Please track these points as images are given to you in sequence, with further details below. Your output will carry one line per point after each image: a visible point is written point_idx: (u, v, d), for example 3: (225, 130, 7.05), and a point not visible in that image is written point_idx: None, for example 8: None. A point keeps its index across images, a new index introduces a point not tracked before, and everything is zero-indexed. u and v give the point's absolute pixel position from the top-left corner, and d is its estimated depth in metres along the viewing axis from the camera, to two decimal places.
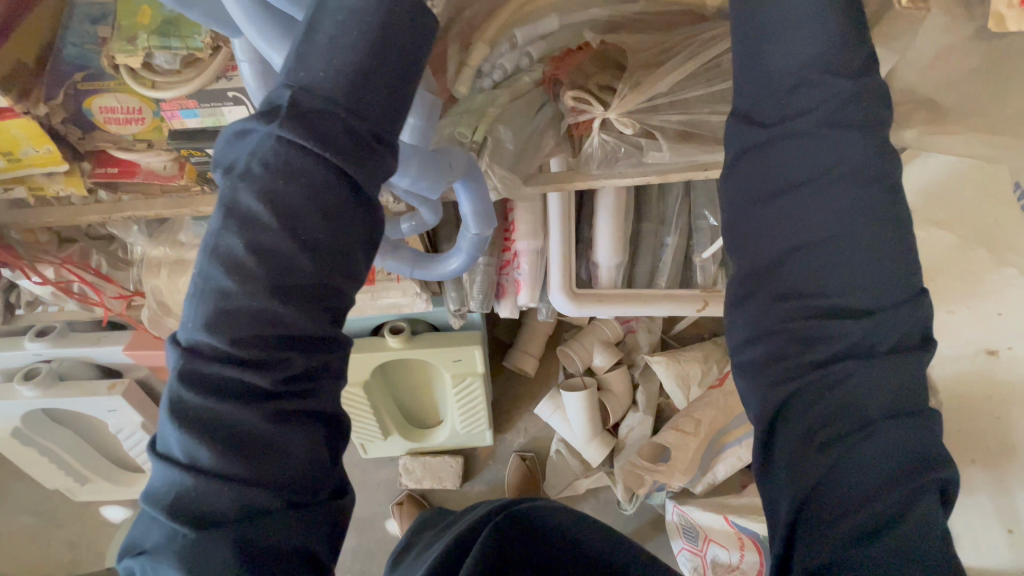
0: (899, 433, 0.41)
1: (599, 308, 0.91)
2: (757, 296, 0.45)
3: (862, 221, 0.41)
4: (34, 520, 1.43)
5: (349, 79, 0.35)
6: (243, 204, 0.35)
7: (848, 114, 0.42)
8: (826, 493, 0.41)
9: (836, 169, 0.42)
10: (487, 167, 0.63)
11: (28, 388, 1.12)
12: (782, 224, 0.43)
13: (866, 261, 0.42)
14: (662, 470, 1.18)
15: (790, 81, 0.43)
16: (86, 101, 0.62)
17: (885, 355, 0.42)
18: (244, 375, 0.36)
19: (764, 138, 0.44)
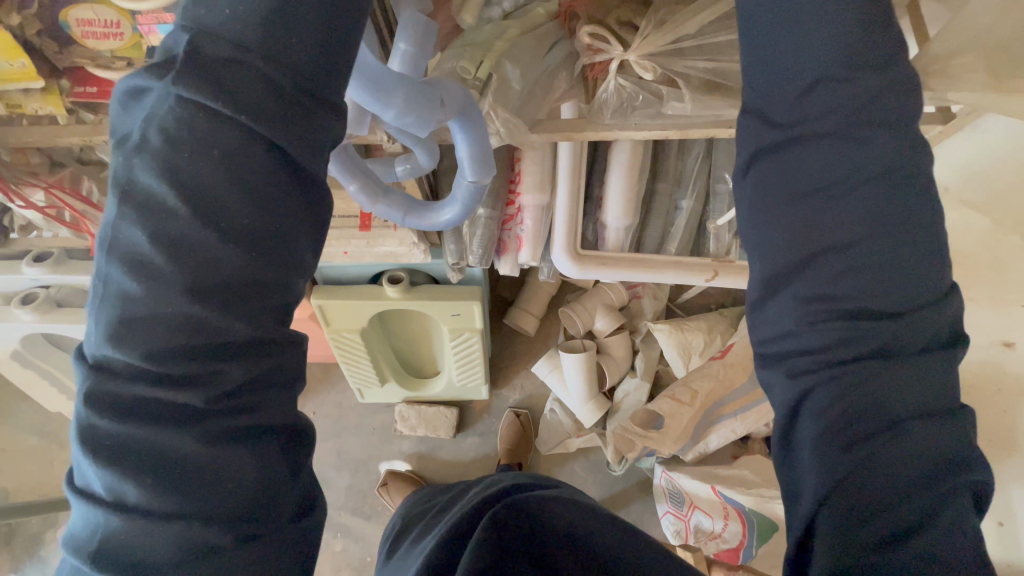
0: (930, 433, 0.38)
1: (603, 271, 0.87)
2: (779, 296, 0.40)
3: (903, 207, 0.37)
4: (40, 440, 1.48)
5: (262, 13, 0.30)
6: (148, 189, 0.29)
7: (879, 98, 0.37)
8: (853, 499, 0.37)
9: (861, 176, 0.37)
10: (490, 107, 0.56)
11: (27, 312, 1.13)
12: (802, 232, 0.38)
13: (902, 255, 0.38)
14: (653, 437, 1.17)
15: (831, 32, 0.37)
16: (65, 12, 0.58)
17: (915, 355, 0.38)
18: (161, 393, 0.30)
19: (778, 139, 0.39)
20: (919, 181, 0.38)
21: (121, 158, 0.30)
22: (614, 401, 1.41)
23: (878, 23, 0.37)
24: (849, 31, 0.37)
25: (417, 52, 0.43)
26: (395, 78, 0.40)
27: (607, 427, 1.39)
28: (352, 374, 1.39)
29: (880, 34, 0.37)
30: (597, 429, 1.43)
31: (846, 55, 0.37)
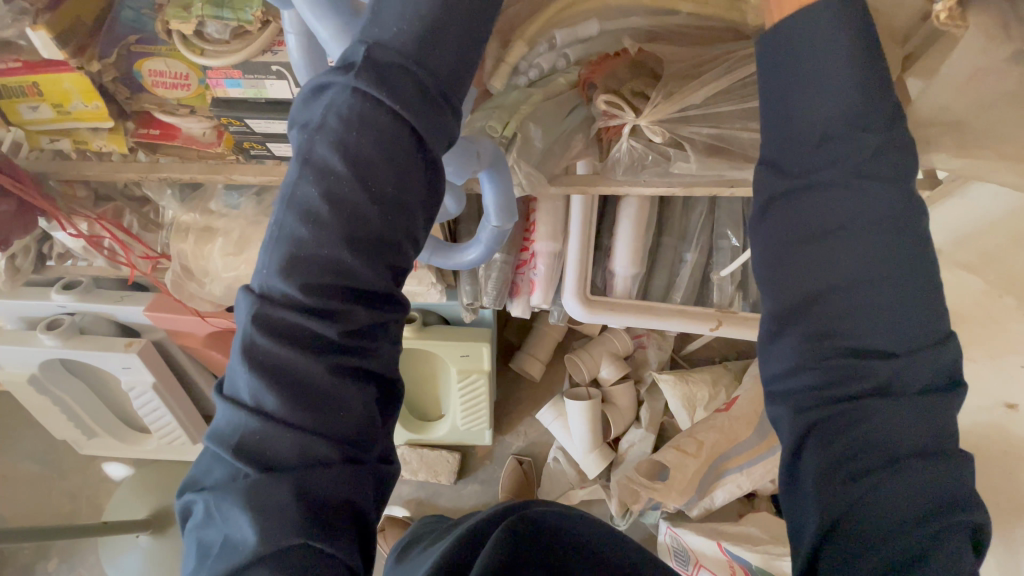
0: (928, 472, 0.40)
1: (611, 317, 0.91)
2: (790, 334, 0.43)
3: (898, 271, 0.41)
4: (40, 468, 1.48)
5: (418, 36, 0.36)
6: (323, 157, 0.36)
7: (868, 170, 0.41)
8: (859, 526, 0.40)
9: (866, 226, 0.41)
10: (514, 162, 0.65)
11: (50, 337, 1.16)
12: (812, 272, 0.42)
13: (898, 310, 0.41)
14: (659, 489, 1.16)
15: (814, 136, 0.41)
16: (138, 63, 0.65)
17: (913, 396, 0.41)
18: (310, 322, 0.36)
19: (791, 188, 0.43)
20: (919, 232, 0.41)
21: (301, 139, 0.37)
22: (619, 451, 1.41)
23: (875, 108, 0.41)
24: (859, 102, 0.40)
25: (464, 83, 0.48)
26: None
27: (610, 478, 1.38)
28: None
29: (880, 99, 0.41)
30: (600, 480, 1.41)
31: (836, 150, 0.41)
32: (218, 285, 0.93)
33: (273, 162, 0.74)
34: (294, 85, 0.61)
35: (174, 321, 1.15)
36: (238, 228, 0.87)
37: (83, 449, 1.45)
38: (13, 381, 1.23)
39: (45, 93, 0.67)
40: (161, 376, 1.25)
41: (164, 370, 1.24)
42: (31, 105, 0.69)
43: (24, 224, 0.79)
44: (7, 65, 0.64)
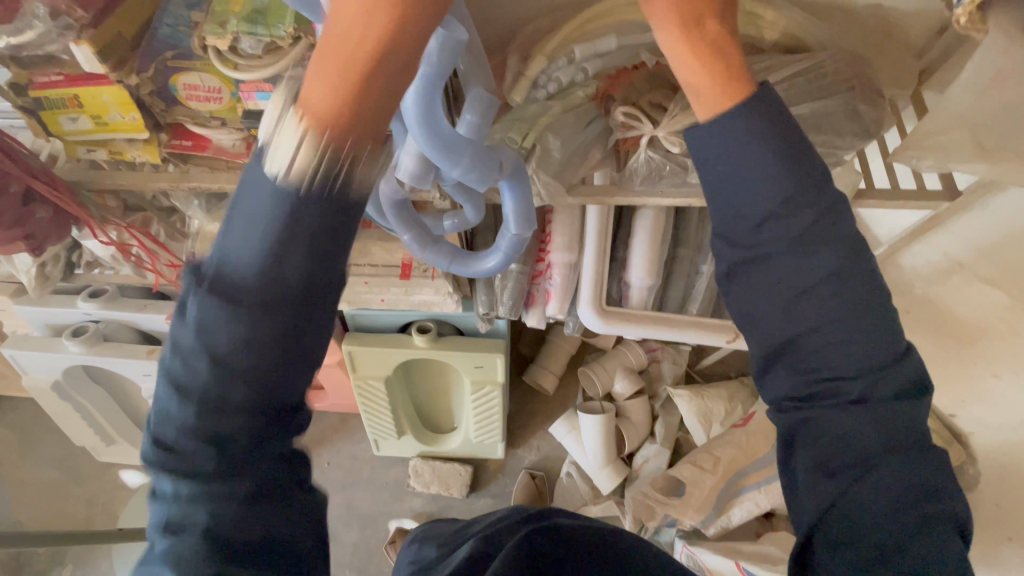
0: (900, 468, 0.40)
1: (627, 328, 0.91)
2: (773, 369, 0.43)
3: (861, 308, 0.40)
4: (59, 474, 1.50)
5: (268, 222, 0.29)
6: (183, 347, 0.31)
7: (812, 233, 0.39)
8: (846, 521, 0.40)
9: (818, 283, 0.39)
10: (532, 171, 0.66)
11: (74, 343, 1.19)
12: (781, 318, 0.41)
13: (864, 340, 0.40)
14: (674, 505, 1.14)
15: (753, 219, 0.40)
16: (173, 77, 0.68)
17: (882, 403, 0.40)
18: (199, 472, 0.33)
19: (744, 258, 0.41)
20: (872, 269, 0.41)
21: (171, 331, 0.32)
22: (633, 467, 1.39)
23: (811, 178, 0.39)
24: (793, 180, 0.39)
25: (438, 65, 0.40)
26: (464, 141, 0.47)
27: (624, 495, 1.36)
28: (371, 423, 1.40)
29: None
30: (613, 496, 1.39)
31: (779, 223, 0.39)
32: None
33: None
34: None
35: None
36: None
37: (101, 455, 1.47)
38: (37, 387, 1.26)
39: (85, 105, 0.70)
40: None
41: None
42: (70, 116, 0.72)
43: (59, 231, 0.83)
44: (50, 78, 0.68)
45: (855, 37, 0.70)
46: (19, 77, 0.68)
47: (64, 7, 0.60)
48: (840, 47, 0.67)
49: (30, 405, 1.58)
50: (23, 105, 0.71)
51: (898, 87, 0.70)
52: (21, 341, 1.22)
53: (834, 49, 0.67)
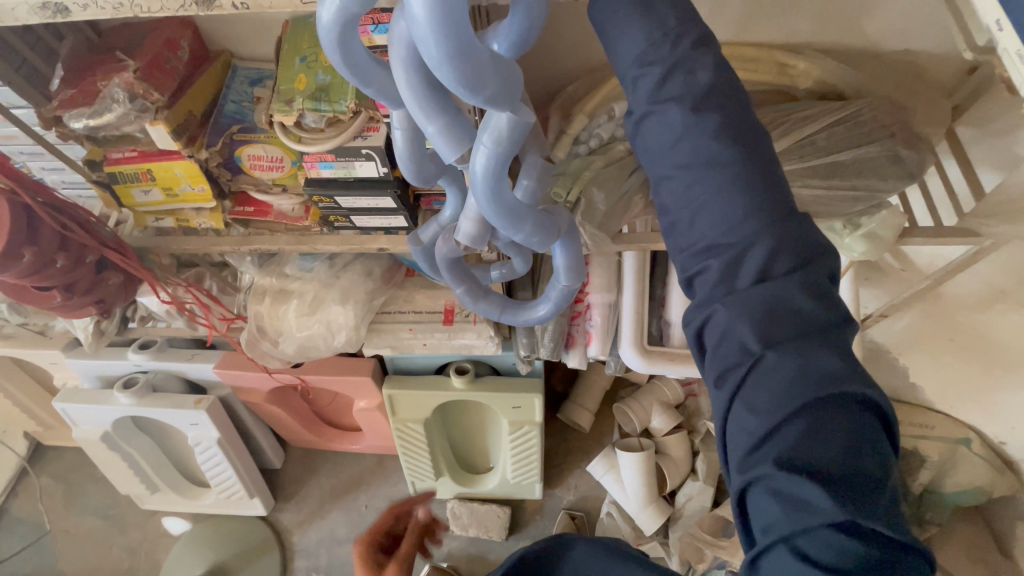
0: (785, 357, 0.40)
1: (670, 367, 0.92)
2: (671, 253, 0.47)
3: (725, 168, 0.42)
4: (102, 524, 1.52)
5: None
6: None
7: (669, 90, 0.43)
8: (739, 422, 0.41)
9: (676, 144, 0.43)
10: (580, 224, 0.68)
11: (125, 395, 1.23)
12: (661, 193, 0.45)
13: (729, 203, 0.42)
14: (725, 547, 1.13)
15: (630, 78, 0.44)
16: (239, 150, 0.73)
17: (750, 288, 0.41)
18: None
19: (631, 125, 0.46)
20: (734, 121, 0.43)
21: None
22: (675, 506, 1.36)
23: (666, 30, 0.43)
24: (651, 38, 0.43)
25: (510, 143, 0.43)
26: (526, 210, 0.50)
27: (669, 535, 1.33)
28: (409, 465, 1.40)
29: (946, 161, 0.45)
30: (658, 537, 1.35)
31: (645, 86, 0.43)
32: (290, 344, 0.99)
33: (353, 232, 0.81)
34: (381, 165, 0.67)
35: (243, 376, 1.21)
36: (312, 290, 0.95)
37: (145, 503, 1.49)
38: (87, 439, 1.30)
39: (157, 178, 0.75)
40: (225, 431, 1.29)
41: (228, 425, 1.29)
42: (141, 189, 0.77)
43: (126, 292, 0.88)
44: (125, 154, 0.73)
45: (887, 80, 0.72)
46: (94, 155, 0.74)
47: (142, 91, 0.66)
48: (872, 94, 0.70)
49: (74, 455, 1.62)
50: (99, 179, 0.77)
51: (934, 125, 0.72)
52: (74, 394, 1.26)
53: (867, 95, 0.69)
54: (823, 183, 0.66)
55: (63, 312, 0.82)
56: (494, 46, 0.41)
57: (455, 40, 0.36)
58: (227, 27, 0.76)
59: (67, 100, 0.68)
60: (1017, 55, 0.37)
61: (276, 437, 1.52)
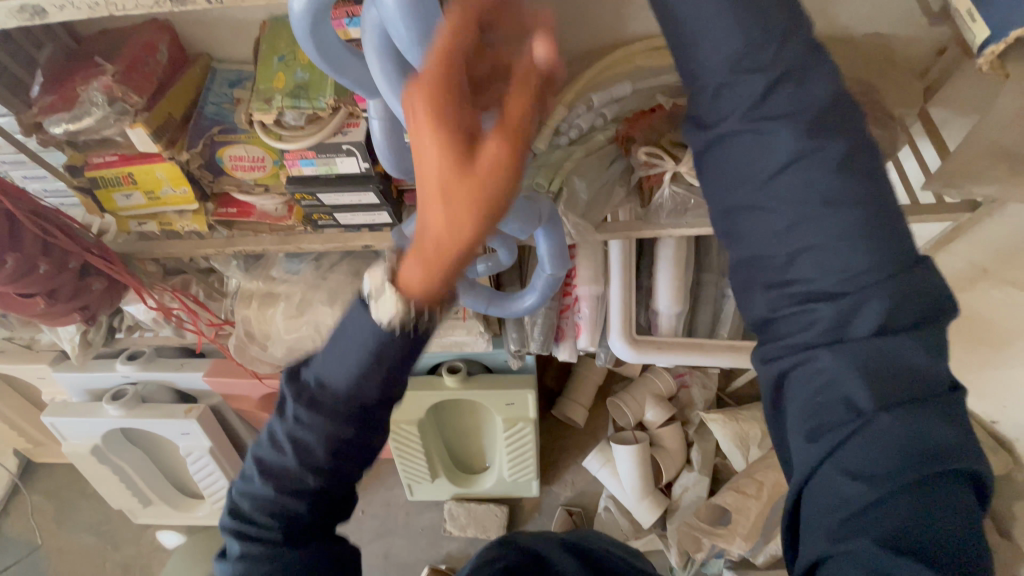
0: (900, 424, 0.35)
1: (659, 355, 0.92)
2: (747, 289, 0.39)
3: (838, 203, 0.34)
4: (96, 540, 1.49)
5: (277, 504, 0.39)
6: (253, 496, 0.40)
7: (772, 107, 0.35)
8: (830, 486, 0.35)
9: (780, 174, 0.35)
10: (563, 213, 0.69)
11: (114, 407, 1.21)
12: (750, 227, 0.37)
13: (842, 245, 0.35)
14: (721, 534, 1.11)
15: (710, 84, 0.36)
16: (220, 151, 0.73)
17: (864, 341, 0.35)
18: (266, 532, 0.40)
19: (708, 142, 0.37)
20: (855, 149, 0.35)
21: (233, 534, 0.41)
22: (672, 497, 1.36)
23: (767, 27, 0.34)
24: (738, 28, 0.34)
25: None
26: None
27: (667, 527, 1.33)
28: (404, 468, 1.39)
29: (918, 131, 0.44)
30: (656, 529, 1.35)
31: (742, 101, 0.35)
32: (279, 347, 0.98)
33: (337, 230, 0.81)
34: (362, 161, 0.67)
35: (233, 383, 1.20)
36: (299, 292, 0.94)
37: (138, 517, 1.47)
38: (77, 453, 1.28)
39: (139, 182, 0.74)
40: (217, 440, 1.28)
41: (220, 433, 1.28)
42: (124, 193, 0.76)
43: (111, 299, 0.87)
44: (105, 159, 0.73)
45: (859, 61, 0.73)
46: (75, 161, 0.73)
47: (121, 94, 0.66)
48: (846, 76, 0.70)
49: (65, 472, 1.60)
50: (80, 185, 0.76)
51: (908, 105, 0.73)
52: (63, 408, 1.25)
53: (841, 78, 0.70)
54: None
55: (48, 320, 0.81)
56: None
57: (424, 25, 0.36)
58: (205, 29, 0.76)
59: (46, 106, 0.67)
60: None
61: None
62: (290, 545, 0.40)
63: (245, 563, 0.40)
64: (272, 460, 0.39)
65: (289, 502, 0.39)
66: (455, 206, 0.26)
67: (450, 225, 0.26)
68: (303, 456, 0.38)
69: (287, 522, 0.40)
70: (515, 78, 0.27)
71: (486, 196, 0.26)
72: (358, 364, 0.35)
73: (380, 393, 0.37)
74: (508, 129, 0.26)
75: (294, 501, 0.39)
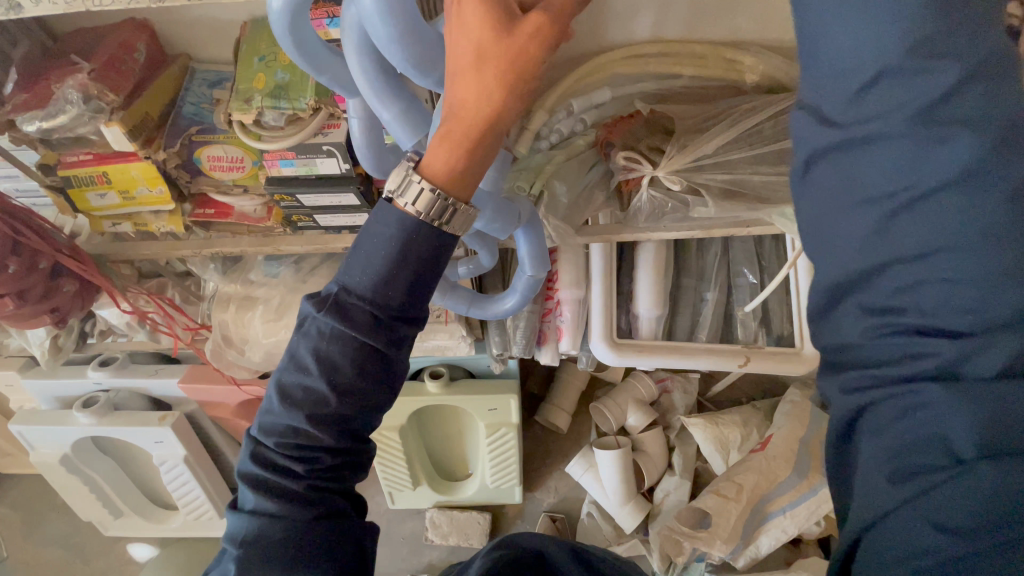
0: (1006, 476, 0.30)
1: (640, 359, 0.93)
2: (842, 307, 0.36)
3: (985, 232, 0.31)
4: (63, 553, 1.44)
5: (298, 445, 0.44)
6: (276, 433, 0.44)
7: (932, 119, 0.31)
8: (905, 535, 0.32)
9: (917, 196, 0.32)
10: (544, 216, 0.71)
11: (84, 415, 1.17)
12: (864, 240, 0.34)
13: (980, 282, 0.31)
14: (702, 537, 1.10)
15: (859, 76, 0.32)
16: (198, 151, 0.72)
17: (985, 386, 0.31)
18: (288, 469, 0.44)
19: (835, 142, 0.34)
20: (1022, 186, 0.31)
21: (256, 470, 0.44)
22: (654, 502, 1.37)
23: (942, 35, 0.31)
24: (909, 28, 0.31)
25: None
26: (487, 197, 0.50)
27: (649, 532, 1.33)
28: (386, 476, 1.37)
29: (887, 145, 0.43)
30: (638, 534, 1.36)
31: (899, 101, 0.32)
32: (257, 351, 0.97)
33: (317, 232, 0.81)
34: (343, 162, 0.67)
35: (209, 390, 1.18)
36: (277, 296, 0.93)
37: (108, 529, 1.42)
38: (45, 462, 1.23)
39: (113, 181, 0.73)
40: (192, 448, 1.25)
41: (195, 441, 1.25)
42: (98, 193, 0.75)
43: (82, 301, 0.85)
44: (78, 157, 0.72)
45: None
46: (47, 159, 0.72)
47: (97, 92, 0.65)
48: None
49: (33, 482, 1.54)
50: (52, 184, 0.75)
51: None
52: (31, 416, 1.20)
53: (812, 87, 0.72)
54: (771, 168, 0.69)
55: (16, 322, 0.79)
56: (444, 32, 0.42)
57: (406, 22, 0.37)
58: (183, 30, 0.75)
59: (19, 103, 0.66)
60: None
61: None
62: (311, 481, 0.44)
63: (271, 499, 0.44)
64: (296, 386, 0.43)
65: (312, 429, 0.43)
66: (488, 77, 0.36)
67: (483, 94, 0.36)
68: (327, 376, 0.42)
69: (308, 455, 0.44)
70: (540, 7, 0.36)
71: (514, 67, 0.36)
72: (383, 268, 0.40)
73: (401, 303, 0.42)
74: (540, 24, 0.35)
75: (316, 428, 0.43)
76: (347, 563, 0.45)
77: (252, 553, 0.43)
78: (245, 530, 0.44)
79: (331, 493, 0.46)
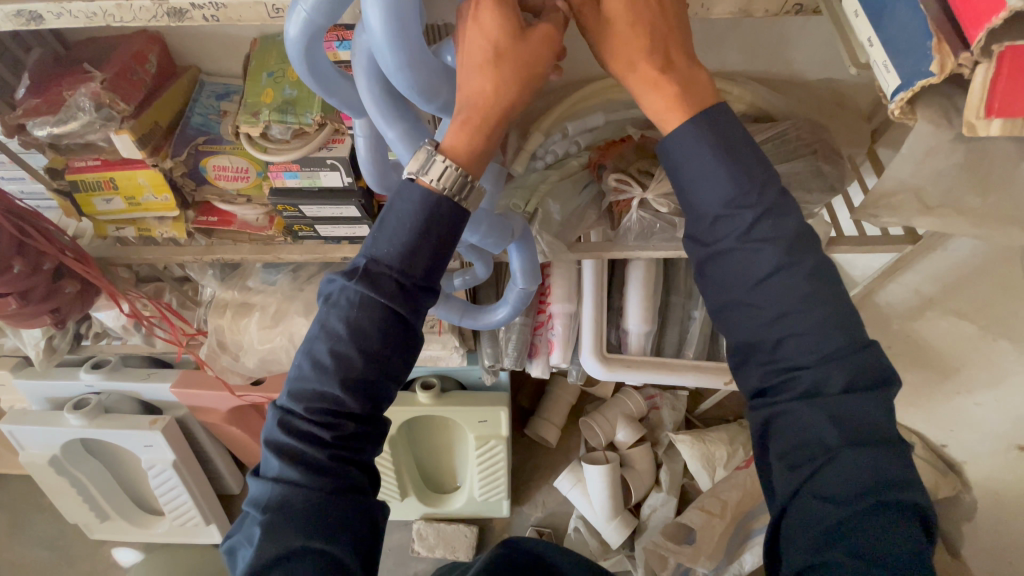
0: (863, 461, 0.40)
1: (629, 373, 0.96)
2: (748, 367, 0.45)
3: (821, 299, 0.42)
4: (44, 557, 1.42)
5: (325, 408, 0.45)
6: (303, 399, 0.45)
7: (760, 230, 0.42)
8: (812, 509, 0.41)
9: (763, 282, 0.42)
10: (536, 233, 0.73)
11: (74, 417, 1.17)
12: (743, 316, 0.44)
13: (819, 331, 0.42)
14: (686, 552, 1.11)
15: (708, 217, 0.44)
16: (204, 160, 0.75)
17: (839, 397, 0.41)
18: (314, 433, 0.45)
19: (705, 255, 0.45)
20: (823, 265, 0.43)
21: (281, 434, 0.46)
22: (641, 517, 1.38)
23: (752, 179, 0.43)
24: (735, 182, 0.42)
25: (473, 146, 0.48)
26: (482, 213, 0.54)
27: (635, 547, 1.34)
28: None
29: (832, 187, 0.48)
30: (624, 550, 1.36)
31: (738, 228, 0.43)
32: (252, 357, 0.98)
33: (317, 242, 0.83)
34: (346, 175, 0.70)
35: (200, 395, 1.18)
36: (274, 303, 0.95)
37: (91, 534, 1.40)
38: (32, 464, 1.23)
39: (120, 187, 0.75)
40: (181, 453, 1.24)
41: (184, 446, 1.24)
42: (104, 197, 0.77)
43: (82, 303, 0.86)
44: (88, 163, 0.74)
45: (812, 104, 0.77)
46: (57, 163, 0.74)
47: (108, 100, 0.67)
48: (799, 116, 0.74)
49: (16, 486, 1.52)
50: (59, 188, 0.76)
51: (852, 147, 0.76)
52: (21, 416, 1.20)
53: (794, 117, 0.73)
54: None
55: (14, 321, 0.80)
56: (447, 57, 0.45)
57: (410, 51, 0.39)
58: (194, 45, 0.78)
59: (32, 108, 0.68)
60: (883, 66, 0.43)
61: (235, 461, 1.47)
62: (335, 450, 0.46)
63: (294, 466, 0.45)
64: (326, 352, 0.44)
65: (341, 395, 0.44)
66: (505, 73, 0.40)
67: (496, 87, 0.40)
68: (356, 341, 0.43)
69: (333, 421, 0.45)
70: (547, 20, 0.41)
71: (528, 65, 0.40)
72: (408, 238, 0.43)
73: (424, 273, 0.44)
74: (550, 32, 0.40)
75: (345, 391, 0.44)
76: (360, 536, 0.46)
77: (275, 517, 0.44)
78: (269, 496, 0.45)
79: (351, 466, 0.47)
